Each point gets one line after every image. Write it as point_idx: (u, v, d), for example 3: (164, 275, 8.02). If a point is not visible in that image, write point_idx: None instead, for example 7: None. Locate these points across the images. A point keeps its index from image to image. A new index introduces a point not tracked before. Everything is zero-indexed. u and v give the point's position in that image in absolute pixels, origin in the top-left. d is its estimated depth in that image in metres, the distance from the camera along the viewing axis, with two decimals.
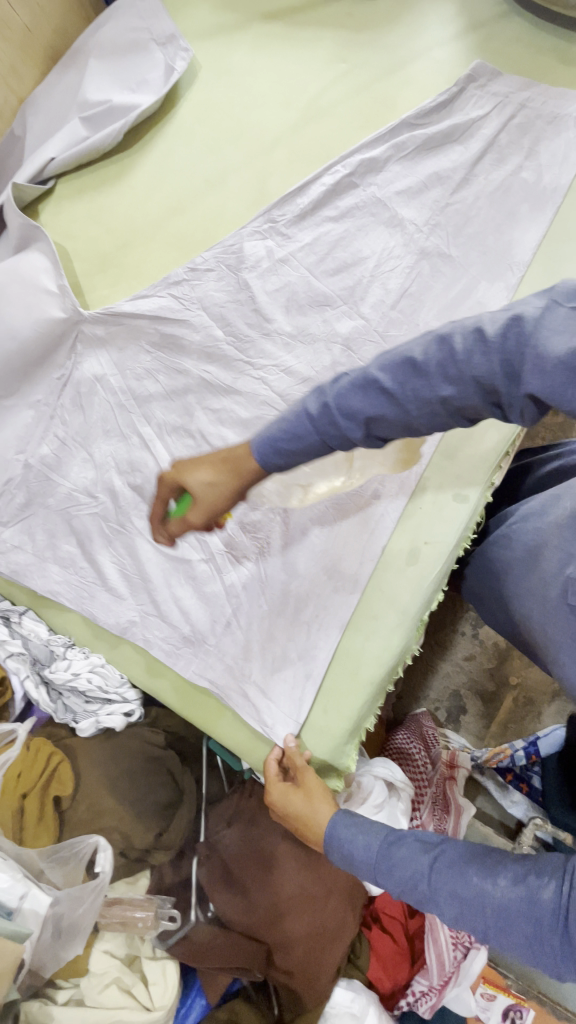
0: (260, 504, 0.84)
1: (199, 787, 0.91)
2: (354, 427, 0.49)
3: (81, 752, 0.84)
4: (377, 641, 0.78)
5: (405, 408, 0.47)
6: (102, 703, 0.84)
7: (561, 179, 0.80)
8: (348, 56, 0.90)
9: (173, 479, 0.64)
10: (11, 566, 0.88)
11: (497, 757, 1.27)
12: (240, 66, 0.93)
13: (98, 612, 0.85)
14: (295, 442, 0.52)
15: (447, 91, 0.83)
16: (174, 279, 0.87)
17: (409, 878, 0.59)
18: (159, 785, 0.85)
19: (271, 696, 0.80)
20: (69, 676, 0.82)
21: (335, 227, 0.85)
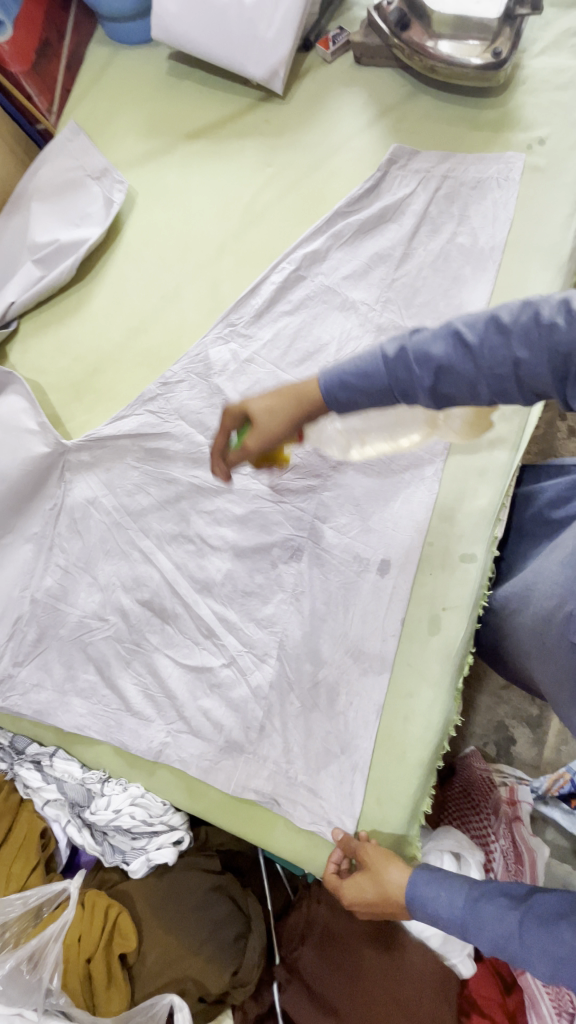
0: (270, 598, 0.83)
1: (264, 904, 0.90)
2: (424, 369, 0.50)
3: (138, 894, 0.81)
4: (416, 721, 0.76)
5: (477, 358, 0.48)
6: (149, 836, 0.81)
7: (496, 238, 0.83)
8: (273, 160, 0.95)
9: (235, 409, 0.66)
10: (34, 707, 0.86)
11: (557, 783, 1.23)
12: (174, 185, 0.98)
13: (128, 739, 0.83)
14: (361, 377, 0.54)
15: (371, 177, 0.88)
16: (148, 398, 0.90)
17: (497, 936, 0.57)
18: (225, 915, 0.82)
19: (321, 800, 0.77)
20: (112, 816, 0.81)
21: (292, 320, 0.89)
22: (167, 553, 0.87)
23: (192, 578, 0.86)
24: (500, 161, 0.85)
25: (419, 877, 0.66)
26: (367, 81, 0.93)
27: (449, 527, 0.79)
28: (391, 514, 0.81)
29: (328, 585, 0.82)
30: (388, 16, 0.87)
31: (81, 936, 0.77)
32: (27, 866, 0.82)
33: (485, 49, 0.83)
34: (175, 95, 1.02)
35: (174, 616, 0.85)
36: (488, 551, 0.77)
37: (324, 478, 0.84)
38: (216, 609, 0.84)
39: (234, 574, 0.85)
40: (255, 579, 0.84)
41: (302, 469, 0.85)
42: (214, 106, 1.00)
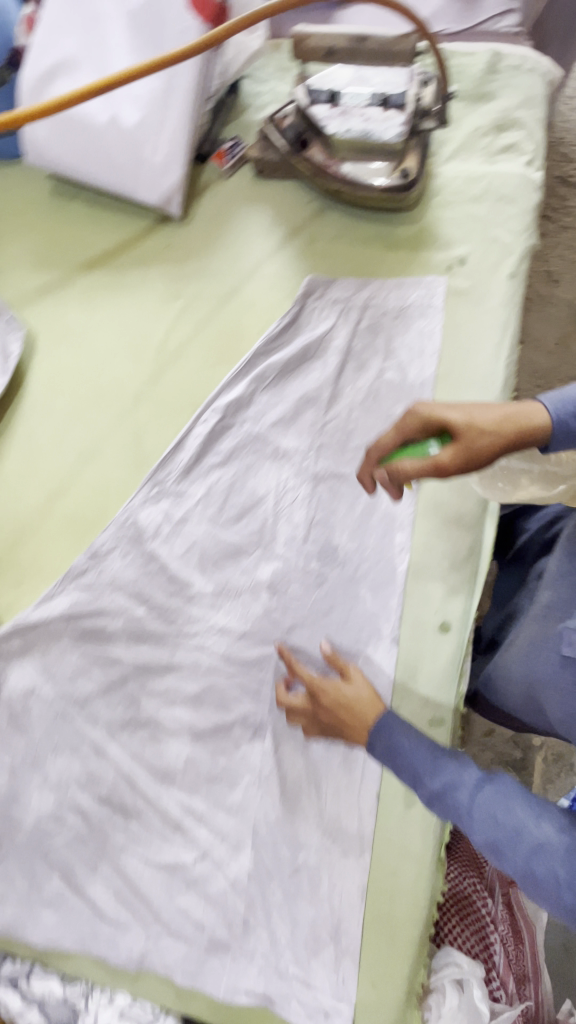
0: (238, 783, 0.79)
1: None
2: None
3: None
4: (402, 899, 0.73)
5: None
6: None
7: (425, 371, 0.79)
8: (181, 291, 0.87)
9: (383, 450, 0.64)
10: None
11: None
12: (77, 326, 0.90)
13: (106, 949, 0.78)
14: None
15: (289, 312, 0.82)
16: (78, 573, 0.83)
17: (449, 798, 0.66)
18: None
19: (316, 991, 0.74)
20: None
21: (224, 473, 0.83)
22: (122, 740, 0.82)
23: (153, 766, 0.81)
24: (420, 288, 0.80)
25: (393, 725, 0.70)
26: (272, 197, 0.86)
27: (413, 691, 0.75)
28: (352, 679, 0.77)
29: (297, 763, 0.78)
30: (285, 133, 0.80)
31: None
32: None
33: (392, 170, 0.77)
34: (66, 220, 0.93)
35: (138, 809, 0.80)
36: (455, 712, 0.75)
37: (279, 646, 0.79)
38: (181, 796, 0.80)
39: (195, 759, 0.80)
40: (217, 763, 0.80)
41: (254, 638, 0.80)
42: (110, 232, 0.91)
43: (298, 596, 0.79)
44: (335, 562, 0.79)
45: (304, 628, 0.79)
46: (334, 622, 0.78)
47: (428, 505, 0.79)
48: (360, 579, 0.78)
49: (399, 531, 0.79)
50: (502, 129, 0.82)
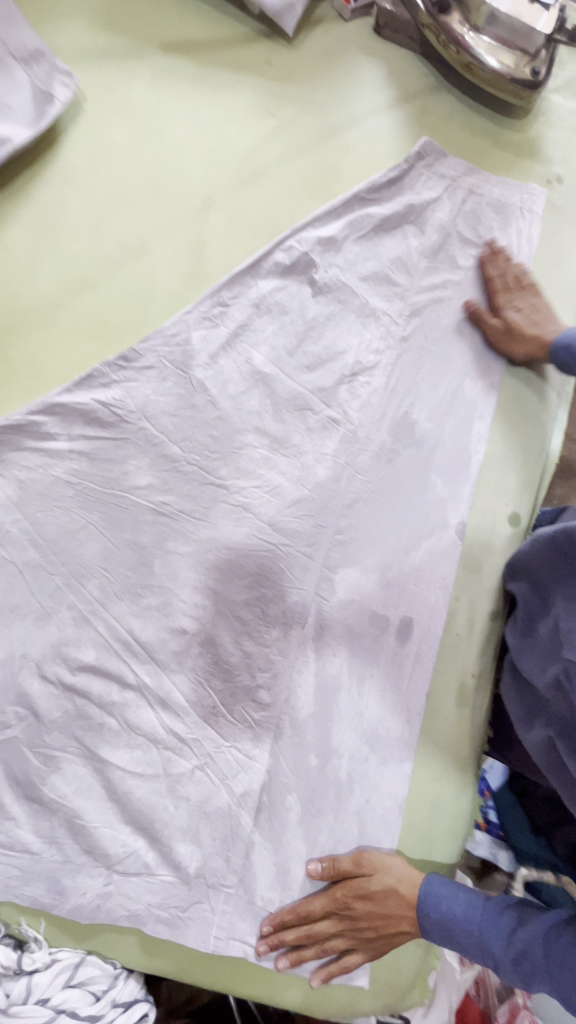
0: (267, 671, 0.64)
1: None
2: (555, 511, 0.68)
3: None
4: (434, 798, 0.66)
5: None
6: None
7: (519, 270, 0.78)
8: (277, 111, 0.76)
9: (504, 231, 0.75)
10: None
11: None
12: (141, 102, 0.73)
13: (50, 883, 0.57)
14: None
15: (396, 167, 0.75)
16: (98, 383, 0.65)
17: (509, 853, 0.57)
18: None
19: (328, 924, 0.61)
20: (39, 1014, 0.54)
21: (303, 314, 0.71)
22: (115, 616, 0.62)
23: (151, 651, 0.62)
24: (521, 188, 0.80)
25: None
26: (389, 57, 0.81)
27: (474, 577, 0.70)
28: (412, 564, 0.69)
29: (339, 657, 0.66)
30: None
31: (359, 899, 0.60)
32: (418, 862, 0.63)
33: (524, 61, 0.77)
34: None
35: (123, 701, 0.61)
36: (504, 600, 0.71)
37: (336, 517, 0.68)
38: (185, 687, 0.62)
39: (217, 635, 0.63)
40: (243, 647, 0.64)
41: (308, 503, 0.68)
42: (199, 20, 0.77)
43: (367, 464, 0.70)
44: (410, 440, 0.72)
45: (366, 500, 0.69)
46: (400, 502, 0.70)
47: (504, 398, 0.75)
48: (432, 463, 0.72)
49: (478, 422, 0.74)
50: None
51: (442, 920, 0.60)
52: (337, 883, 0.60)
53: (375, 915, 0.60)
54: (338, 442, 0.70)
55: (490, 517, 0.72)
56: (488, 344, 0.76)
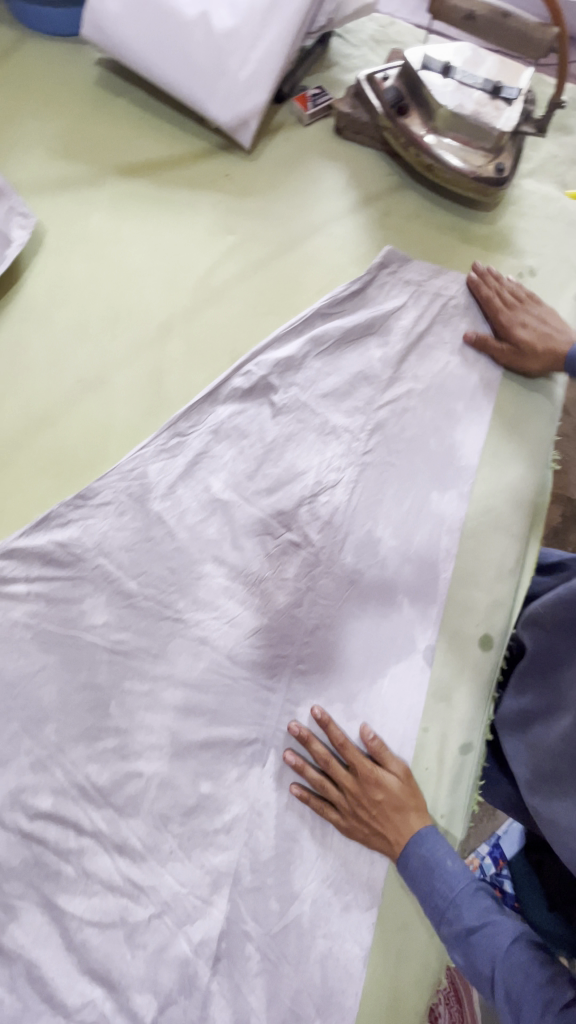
0: (227, 811, 0.63)
1: None
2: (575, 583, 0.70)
3: None
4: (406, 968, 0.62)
5: None
6: None
7: (489, 374, 0.75)
8: (236, 226, 0.76)
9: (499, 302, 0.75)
10: None
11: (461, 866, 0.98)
12: (101, 233, 0.74)
13: None
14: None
15: (359, 278, 0.75)
16: (56, 522, 0.66)
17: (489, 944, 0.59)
18: None
19: None
20: None
21: (262, 437, 0.71)
22: (72, 759, 0.62)
23: (107, 794, 0.62)
24: (490, 286, 0.77)
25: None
26: (351, 160, 0.80)
27: (445, 712, 0.66)
28: (378, 694, 0.66)
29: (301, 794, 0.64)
30: (383, 95, 0.74)
31: (387, 807, 0.62)
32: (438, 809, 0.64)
33: (487, 159, 0.74)
34: (104, 115, 0.78)
35: (81, 847, 0.61)
36: (482, 738, 0.66)
37: (297, 646, 0.66)
38: (142, 830, 0.62)
39: (175, 777, 0.63)
40: (201, 788, 0.63)
41: (267, 634, 0.66)
42: (159, 143, 0.78)
43: (329, 590, 0.68)
44: (374, 560, 0.70)
45: (329, 628, 0.67)
46: (367, 627, 0.68)
47: (477, 514, 0.72)
48: (398, 583, 0.69)
49: (446, 536, 0.71)
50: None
51: (426, 860, 0.61)
52: (365, 770, 0.63)
53: (388, 815, 0.62)
54: (298, 566, 0.69)
55: (462, 641, 0.68)
56: (459, 451, 0.73)
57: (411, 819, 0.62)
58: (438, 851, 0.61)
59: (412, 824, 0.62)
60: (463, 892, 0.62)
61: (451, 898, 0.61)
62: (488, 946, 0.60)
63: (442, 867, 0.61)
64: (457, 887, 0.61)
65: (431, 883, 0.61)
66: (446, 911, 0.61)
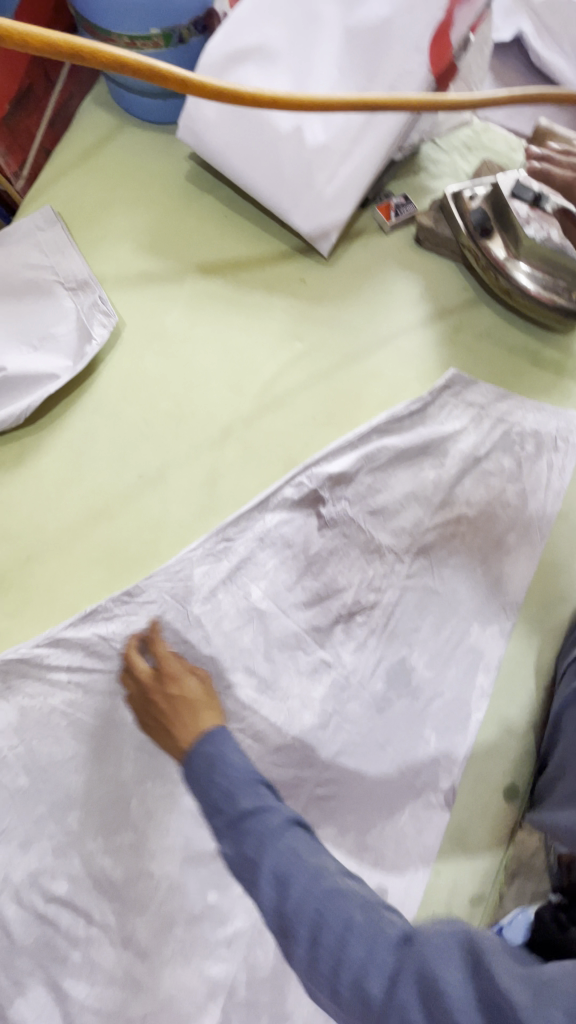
0: (231, 916, 0.66)
1: None
2: None
3: None
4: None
5: None
6: None
7: (546, 507, 0.73)
8: (304, 334, 0.77)
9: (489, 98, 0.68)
10: None
11: None
12: (175, 331, 0.77)
13: None
14: None
15: (419, 399, 0.74)
16: (100, 614, 0.68)
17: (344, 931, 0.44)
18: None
19: None
20: None
21: (307, 549, 0.72)
22: (91, 849, 0.65)
23: (120, 888, 0.65)
24: (555, 414, 0.76)
25: None
26: (427, 272, 0.79)
27: (458, 856, 0.66)
28: (393, 827, 0.66)
29: None
30: (468, 216, 0.73)
31: (182, 690, 0.63)
32: (207, 716, 0.60)
33: (565, 289, 0.73)
34: (191, 212, 0.81)
35: (89, 935, 0.64)
36: (496, 891, 0.66)
37: (318, 768, 0.67)
38: (148, 927, 0.64)
39: (184, 881, 0.66)
40: (208, 892, 0.66)
41: (289, 754, 0.67)
42: (239, 242, 0.80)
43: (354, 717, 0.68)
44: (404, 689, 0.69)
45: (349, 753, 0.68)
46: (389, 758, 0.67)
47: (515, 657, 0.70)
48: (426, 716, 0.68)
49: (482, 672, 0.69)
50: None
51: (208, 757, 0.54)
52: (174, 668, 0.65)
53: (182, 707, 0.61)
54: (327, 687, 0.69)
55: (483, 786, 0.67)
56: (505, 584, 0.71)
57: (201, 715, 0.60)
58: (226, 747, 0.55)
59: (187, 729, 0.59)
60: (272, 828, 0.49)
61: (287, 855, 0.47)
62: (336, 914, 0.45)
63: (233, 765, 0.53)
64: (268, 811, 0.50)
65: (212, 780, 0.52)
66: (285, 882, 0.46)
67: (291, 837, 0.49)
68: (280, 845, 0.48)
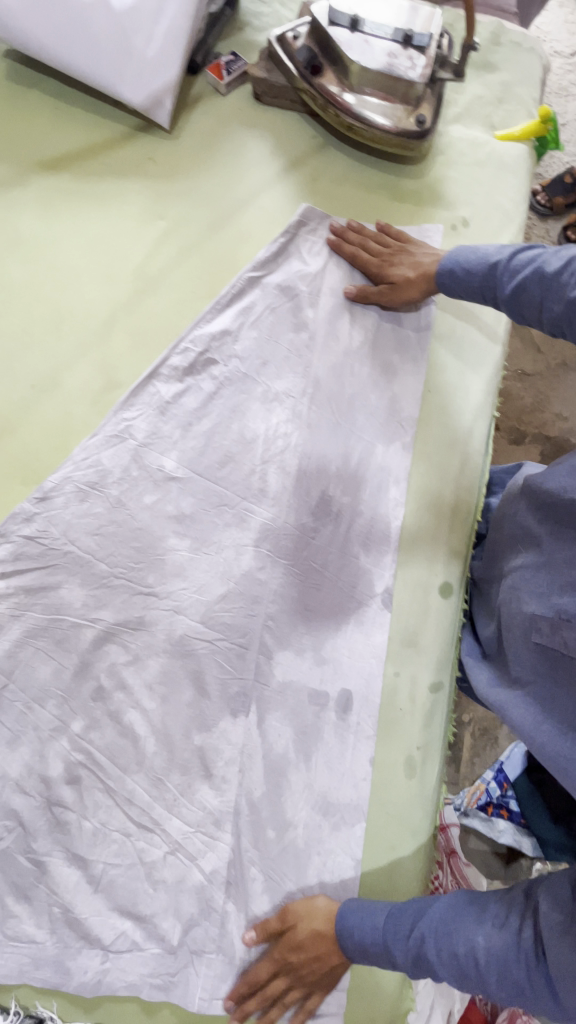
0: (219, 759, 0.70)
1: None
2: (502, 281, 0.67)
3: None
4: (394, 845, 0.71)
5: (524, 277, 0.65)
6: None
7: (420, 323, 0.79)
8: (165, 212, 0.77)
9: None
10: None
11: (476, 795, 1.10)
12: (34, 237, 0.76)
13: (48, 972, 0.65)
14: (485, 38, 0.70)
15: (278, 239, 0.77)
16: (24, 517, 0.70)
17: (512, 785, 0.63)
18: None
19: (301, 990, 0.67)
20: None
21: (211, 414, 0.75)
22: (76, 731, 0.69)
23: (112, 757, 0.69)
24: (418, 235, 0.78)
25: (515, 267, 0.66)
26: (272, 125, 0.80)
27: (410, 654, 0.73)
28: (342, 640, 0.73)
29: (284, 736, 0.71)
30: (295, 55, 0.74)
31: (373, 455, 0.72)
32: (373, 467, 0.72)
33: (407, 112, 0.74)
34: (21, 110, 0.79)
35: (95, 803, 0.69)
36: (451, 676, 0.74)
37: (266, 605, 0.73)
38: (145, 786, 0.69)
39: (169, 731, 0.70)
40: (193, 742, 0.70)
41: (233, 595, 0.73)
42: (77, 131, 0.78)
43: (288, 552, 0.74)
44: (328, 517, 0.75)
45: (290, 584, 0.73)
46: (327, 579, 0.74)
47: (426, 465, 0.77)
48: (353, 536, 0.75)
49: (393, 487, 0.76)
50: (503, 102, 0.83)
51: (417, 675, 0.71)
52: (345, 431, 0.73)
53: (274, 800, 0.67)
54: (256, 532, 0.74)
55: (418, 592, 0.74)
56: (401, 397, 0.78)
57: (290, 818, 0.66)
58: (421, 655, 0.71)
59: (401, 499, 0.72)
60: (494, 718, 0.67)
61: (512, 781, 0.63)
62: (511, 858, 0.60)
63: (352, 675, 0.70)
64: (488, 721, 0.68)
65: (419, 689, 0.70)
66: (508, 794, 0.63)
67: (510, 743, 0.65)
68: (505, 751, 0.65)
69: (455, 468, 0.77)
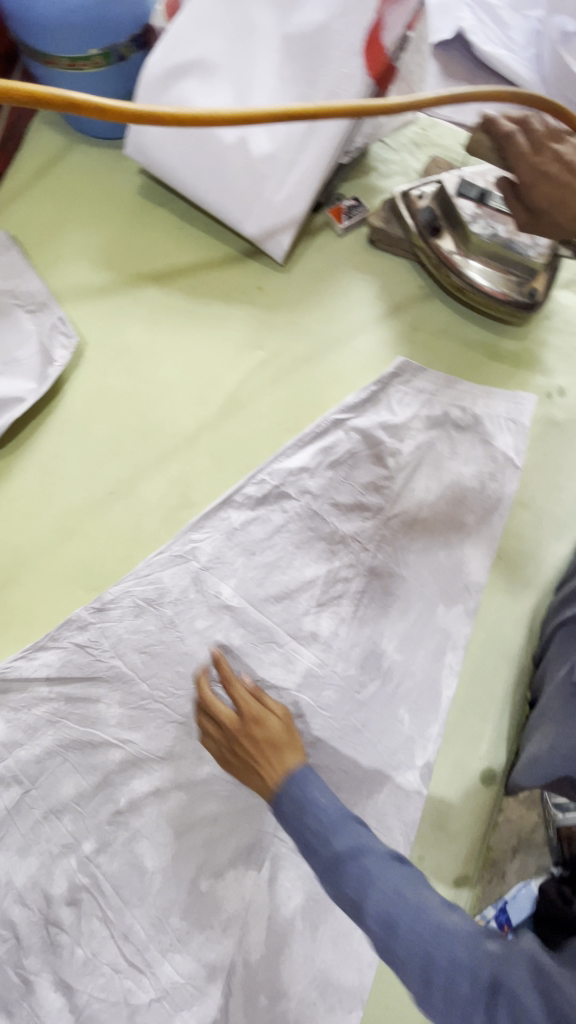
0: (223, 910, 0.67)
1: None
2: None
3: None
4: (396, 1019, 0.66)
5: None
6: None
7: (504, 489, 0.77)
8: (264, 341, 0.79)
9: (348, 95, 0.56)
10: None
11: None
12: (137, 348, 0.78)
13: None
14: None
15: (369, 388, 0.78)
16: (77, 624, 0.71)
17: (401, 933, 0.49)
18: None
19: None
20: None
21: (274, 546, 0.75)
22: (86, 850, 0.67)
23: (117, 886, 0.67)
24: (514, 404, 0.78)
25: None
26: (383, 271, 0.82)
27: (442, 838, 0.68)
28: (374, 807, 0.68)
29: (292, 897, 0.68)
30: (417, 215, 0.75)
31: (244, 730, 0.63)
32: (291, 756, 0.61)
33: (519, 284, 0.74)
34: (147, 226, 0.83)
35: (91, 931, 0.65)
36: (479, 872, 0.67)
37: None
38: (144, 922, 0.66)
39: (177, 870, 0.68)
40: (199, 886, 0.68)
41: None
42: (195, 254, 0.82)
43: (331, 705, 0.71)
44: (376, 674, 0.72)
45: (327, 736, 0.70)
46: (365, 738, 0.70)
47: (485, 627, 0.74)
48: (400, 698, 0.71)
49: (450, 654, 0.73)
50: None
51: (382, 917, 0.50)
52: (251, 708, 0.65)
53: (270, 756, 0.61)
54: (300, 676, 0.72)
55: (461, 761, 0.70)
56: (472, 559, 0.75)
57: (285, 760, 0.61)
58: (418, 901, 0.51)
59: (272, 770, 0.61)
60: (374, 872, 0.52)
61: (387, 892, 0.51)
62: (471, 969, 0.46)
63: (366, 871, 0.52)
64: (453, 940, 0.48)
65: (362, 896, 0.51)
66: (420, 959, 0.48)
67: (393, 877, 0.52)
68: (379, 883, 0.52)
69: (516, 639, 0.74)
